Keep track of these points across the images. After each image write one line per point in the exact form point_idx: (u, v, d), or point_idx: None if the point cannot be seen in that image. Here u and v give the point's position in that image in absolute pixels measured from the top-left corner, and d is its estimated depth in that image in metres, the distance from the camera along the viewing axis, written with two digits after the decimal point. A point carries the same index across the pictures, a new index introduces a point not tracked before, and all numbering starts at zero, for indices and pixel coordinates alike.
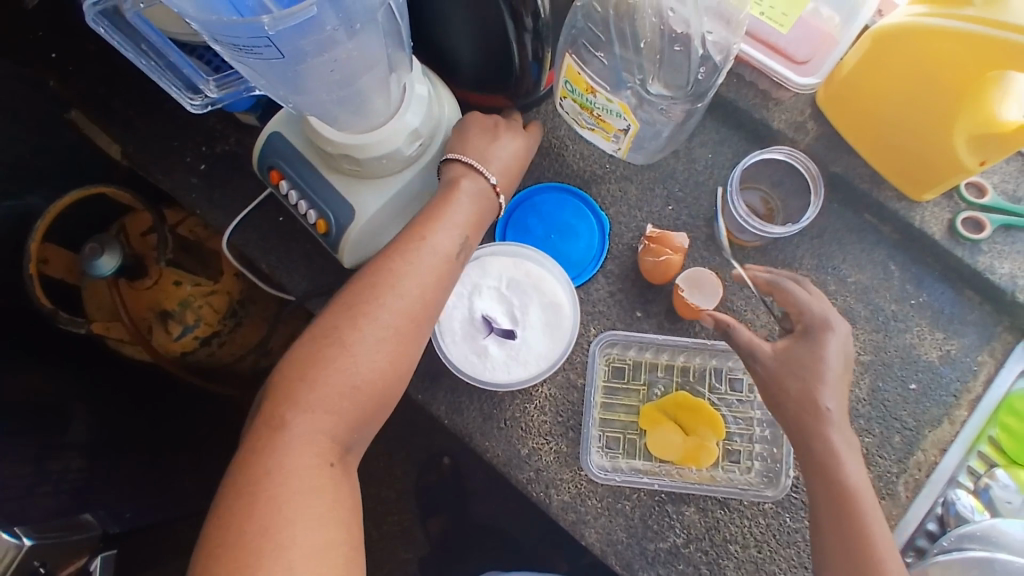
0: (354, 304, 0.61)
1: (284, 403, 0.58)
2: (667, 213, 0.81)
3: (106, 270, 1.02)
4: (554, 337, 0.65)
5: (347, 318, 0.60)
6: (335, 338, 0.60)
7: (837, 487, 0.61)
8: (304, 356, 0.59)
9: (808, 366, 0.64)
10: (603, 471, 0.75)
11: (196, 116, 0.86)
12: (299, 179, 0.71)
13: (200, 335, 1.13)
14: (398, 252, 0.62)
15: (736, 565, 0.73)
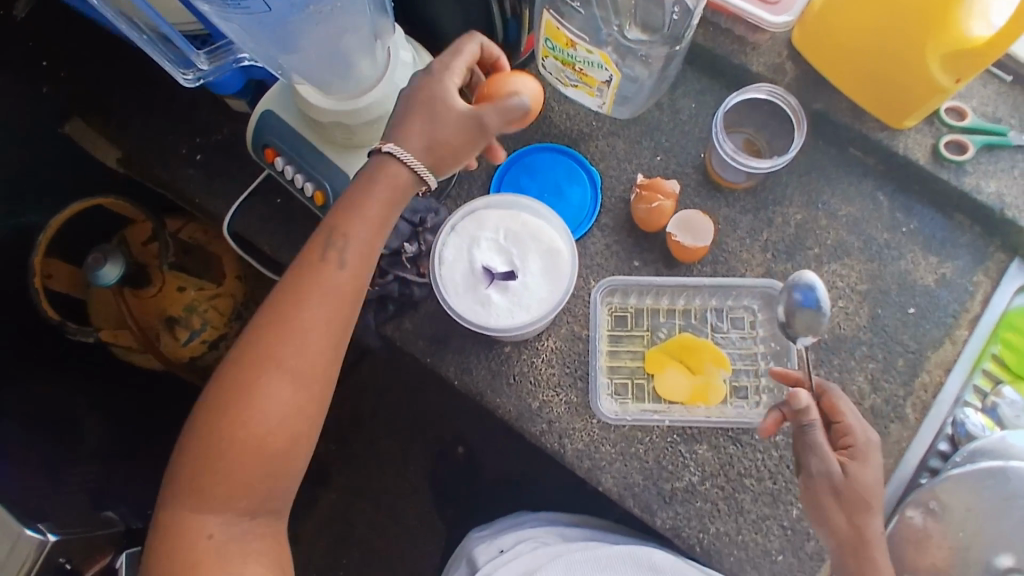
0: (261, 355, 0.58)
1: (189, 468, 0.57)
2: (656, 163, 0.82)
3: (110, 279, 1.04)
4: (554, 282, 0.66)
5: (248, 372, 0.58)
6: (244, 390, 0.58)
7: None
8: (205, 413, 0.58)
9: (869, 493, 0.65)
10: (614, 414, 0.76)
11: (188, 110, 0.88)
12: (294, 154, 0.73)
13: (208, 339, 1.13)
14: (305, 291, 0.59)
15: (753, 498, 0.74)
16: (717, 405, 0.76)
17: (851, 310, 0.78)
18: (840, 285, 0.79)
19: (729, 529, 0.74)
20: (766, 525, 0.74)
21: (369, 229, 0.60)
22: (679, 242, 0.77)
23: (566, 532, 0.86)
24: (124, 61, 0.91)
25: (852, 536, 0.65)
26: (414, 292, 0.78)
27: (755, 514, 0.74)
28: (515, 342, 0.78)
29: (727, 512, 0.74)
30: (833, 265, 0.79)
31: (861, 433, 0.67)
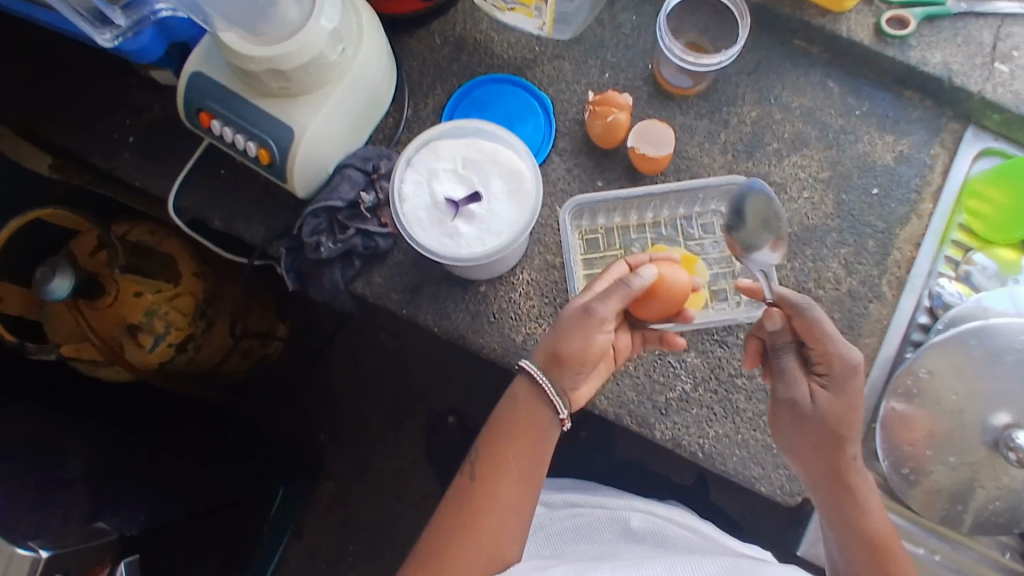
0: (471, 501, 0.63)
1: (480, 492, 0.63)
2: (606, 80, 0.81)
3: (61, 293, 0.98)
4: (521, 202, 0.64)
5: (479, 501, 0.63)
6: (463, 517, 0.62)
7: (859, 508, 0.65)
8: (467, 509, 0.63)
9: (843, 420, 0.65)
10: None
11: (113, 92, 0.84)
12: (230, 113, 0.69)
13: (175, 342, 1.08)
14: (503, 448, 0.65)
15: (746, 396, 0.75)
16: (699, 311, 0.75)
17: (817, 199, 0.78)
18: (804, 175, 0.78)
19: (728, 430, 0.74)
20: (763, 421, 0.74)
21: (531, 401, 0.66)
22: (639, 155, 0.76)
23: (551, 500, 0.87)
24: (36, 51, 0.86)
25: (830, 464, 0.65)
26: (379, 244, 0.75)
27: (751, 412, 0.74)
28: (489, 280, 0.77)
29: (724, 415, 0.74)
30: (794, 157, 0.79)
31: (840, 359, 0.64)
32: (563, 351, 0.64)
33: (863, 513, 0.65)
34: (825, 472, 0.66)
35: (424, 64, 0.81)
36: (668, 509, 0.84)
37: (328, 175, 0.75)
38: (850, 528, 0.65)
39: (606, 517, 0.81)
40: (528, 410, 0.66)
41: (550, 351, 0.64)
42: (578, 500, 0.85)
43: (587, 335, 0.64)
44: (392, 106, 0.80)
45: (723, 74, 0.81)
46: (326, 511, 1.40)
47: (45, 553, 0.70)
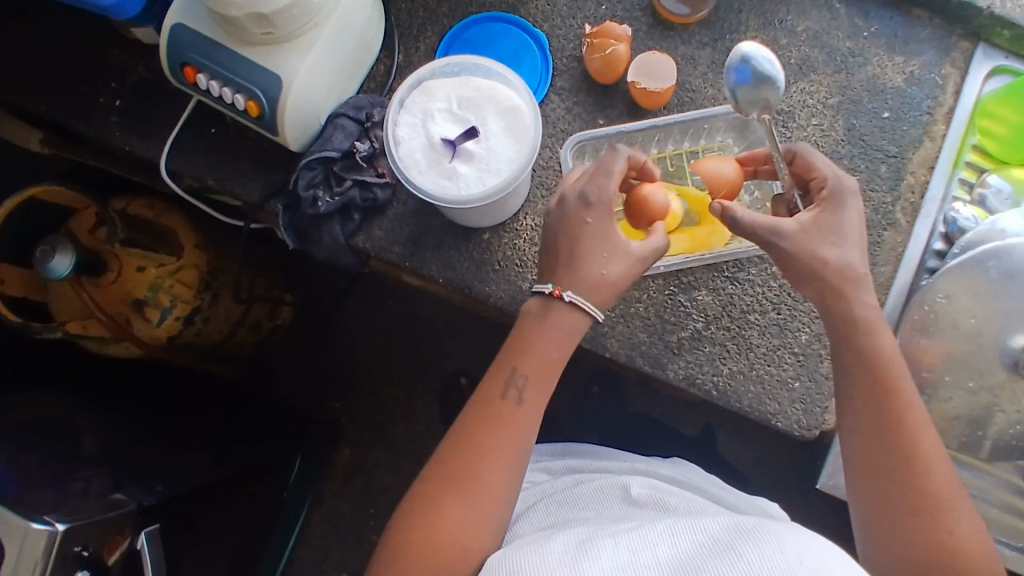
0: (505, 425, 0.62)
1: (519, 416, 0.63)
2: (602, 14, 0.78)
3: (63, 270, 0.94)
4: (519, 139, 0.62)
5: (512, 424, 0.62)
6: (494, 440, 0.62)
7: (877, 369, 0.59)
8: (499, 428, 0.62)
9: (833, 226, 0.62)
10: None
11: (96, 54, 0.81)
12: (214, 66, 0.67)
13: (181, 315, 1.07)
14: (540, 380, 0.64)
15: (760, 332, 0.73)
16: (723, 247, 0.73)
17: (826, 126, 0.75)
18: (811, 102, 0.76)
19: (742, 367, 0.73)
20: (779, 355, 0.73)
21: (568, 326, 0.63)
22: (641, 90, 0.73)
23: (550, 467, 0.83)
24: (10, 18, 0.83)
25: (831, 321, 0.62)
26: (377, 195, 0.74)
27: (765, 347, 0.73)
28: (492, 227, 0.75)
29: (738, 351, 0.73)
30: (801, 83, 0.76)
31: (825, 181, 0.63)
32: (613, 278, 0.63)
33: (881, 373, 0.59)
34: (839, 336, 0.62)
35: (413, 7, 0.79)
36: (669, 470, 0.81)
37: (321, 126, 0.72)
38: (854, 353, 0.60)
39: (604, 482, 0.74)
40: (566, 339, 0.64)
41: (604, 281, 0.63)
42: (577, 464, 0.82)
43: (638, 271, 0.64)
44: (382, 53, 0.77)
45: (724, 1, 0.77)
46: (344, 477, 1.41)
47: (62, 527, 0.68)
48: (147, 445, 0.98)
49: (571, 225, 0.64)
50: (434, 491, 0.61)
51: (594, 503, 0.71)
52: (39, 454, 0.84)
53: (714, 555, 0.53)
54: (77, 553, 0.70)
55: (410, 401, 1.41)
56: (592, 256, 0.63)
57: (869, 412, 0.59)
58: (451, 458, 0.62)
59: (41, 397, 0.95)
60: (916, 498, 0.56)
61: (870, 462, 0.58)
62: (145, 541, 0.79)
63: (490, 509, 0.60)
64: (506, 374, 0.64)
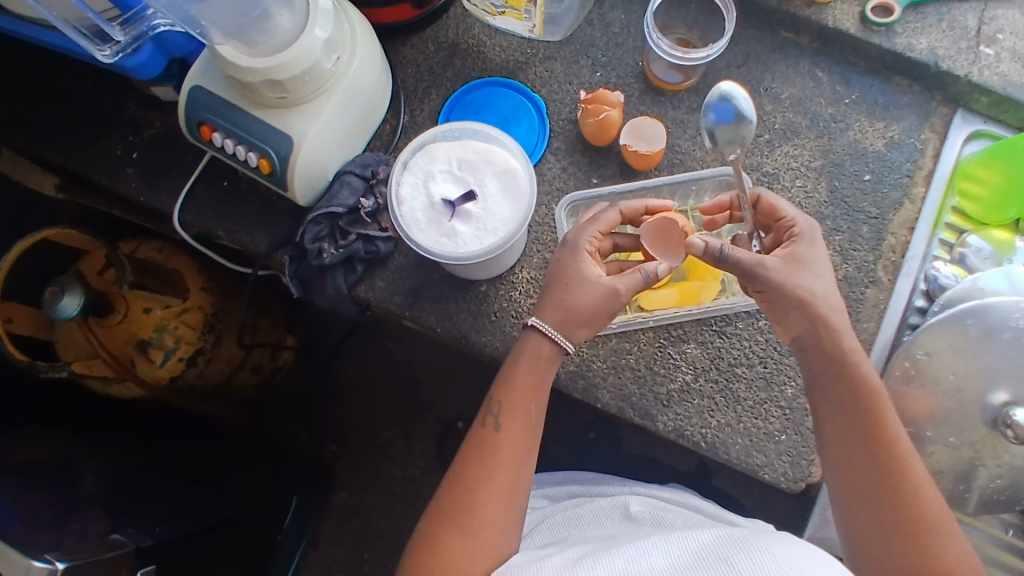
0: (497, 455, 0.64)
1: (507, 442, 0.65)
2: (597, 79, 0.82)
3: (70, 311, 0.98)
4: (515, 200, 0.65)
5: (501, 454, 0.65)
6: (487, 472, 0.64)
7: (869, 400, 0.62)
8: (491, 460, 0.64)
9: (809, 259, 0.64)
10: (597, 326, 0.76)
11: (117, 109, 0.86)
12: (230, 126, 0.71)
13: (185, 355, 1.10)
14: (524, 405, 0.66)
15: (747, 385, 0.75)
16: (711, 301, 0.76)
17: (810, 188, 0.79)
18: (795, 165, 0.80)
19: (729, 419, 0.75)
20: (765, 408, 0.75)
21: (534, 354, 0.67)
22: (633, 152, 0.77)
23: (551, 493, 0.85)
24: (37, 75, 0.88)
25: (820, 354, 0.63)
26: (379, 248, 0.77)
27: (752, 400, 0.75)
28: (489, 280, 0.78)
29: (725, 404, 0.75)
30: (785, 146, 0.80)
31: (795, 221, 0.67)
32: (580, 310, 0.66)
33: (870, 404, 0.62)
34: (833, 372, 0.63)
35: (418, 71, 0.83)
36: (669, 491, 0.83)
37: (328, 183, 0.76)
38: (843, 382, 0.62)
39: (605, 502, 0.77)
40: (533, 363, 0.67)
41: (565, 315, 0.66)
42: (578, 490, 0.84)
43: (607, 302, 0.66)
44: (389, 113, 0.81)
45: (713, 69, 0.82)
46: (341, 519, 1.41)
47: (62, 565, 0.69)
48: (146, 486, 0.99)
49: (559, 263, 0.69)
50: (433, 530, 0.63)
51: (592, 522, 0.74)
52: (43, 495, 0.86)
53: (708, 564, 0.55)
54: None
55: (407, 443, 1.43)
56: (581, 289, 0.66)
57: (862, 444, 0.61)
58: (449, 494, 0.64)
59: (45, 437, 0.97)
60: (913, 528, 0.59)
61: (865, 492, 0.61)
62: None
63: (491, 539, 0.62)
64: (484, 413, 0.67)
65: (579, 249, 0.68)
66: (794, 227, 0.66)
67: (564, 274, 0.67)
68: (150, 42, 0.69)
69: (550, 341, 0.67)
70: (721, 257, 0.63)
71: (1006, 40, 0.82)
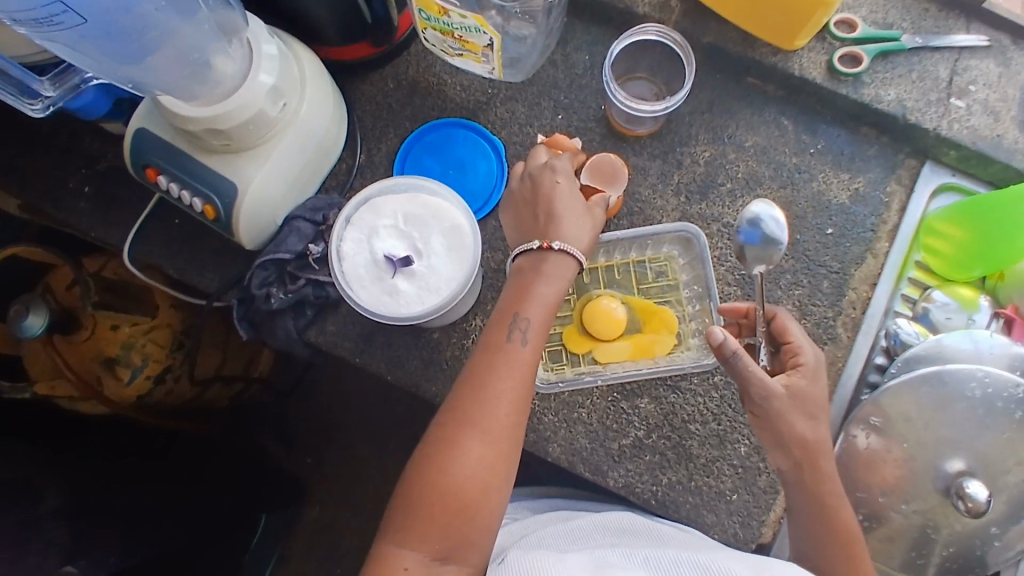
0: (520, 367, 0.60)
1: (530, 356, 0.61)
2: (558, 122, 0.81)
3: (35, 328, 1.03)
4: (461, 258, 0.64)
5: (524, 366, 0.61)
6: (512, 382, 0.60)
7: (839, 528, 0.62)
8: (513, 372, 0.60)
9: (811, 404, 0.63)
10: (547, 382, 0.75)
11: (71, 141, 0.84)
12: (175, 170, 0.70)
13: (152, 374, 1.08)
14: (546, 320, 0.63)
15: (700, 441, 0.74)
16: (666, 357, 0.74)
17: None
18: None
19: (681, 477, 0.74)
20: (717, 467, 0.74)
21: (563, 276, 0.63)
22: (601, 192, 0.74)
23: (534, 505, 0.81)
24: None
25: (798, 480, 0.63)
26: (330, 293, 0.75)
27: (705, 458, 0.74)
28: (443, 327, 0.77)
29: (678, 461, 0.74)
30: (748, 197, 0.79)
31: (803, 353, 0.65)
32: (593, 229, 0.66)
33: (835, 527, 0.62)
34: (814, 517, 0.62)
35: (377, 109, 0.82)
36: None
37: (277, 227, 0.75)
38: (818, 512, 0.62)
39: (607, 517, 0.73)
40: (561, 286, 0.63)
41: (582, 240, 0.66)
42: (562, 505, 0.81)
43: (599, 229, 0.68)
44: (345, 152, 0.80)
45: (677, 115, 0.81)
46: (310, 536, 1.40)
47: None
48: None
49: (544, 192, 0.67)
50: (451, 433, 0.58)
51: (587, 533, 0.70)
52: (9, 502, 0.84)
53: None
54: None
55: (380, 462, 1.42)
56: (583, 217, 0.66)
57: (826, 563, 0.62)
58: (464, 398, 0.59)
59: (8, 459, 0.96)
60: None
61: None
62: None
63: (510, 451, 0.59)
64: (512, 326, 0.62)
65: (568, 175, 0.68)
66: (800, 356, 0.65)
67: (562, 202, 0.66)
68: (95, 86, 0.68)
69: (571, 258, 0.64)
70: (733, 360, 0.62)
71: (978, 92, 0.80)
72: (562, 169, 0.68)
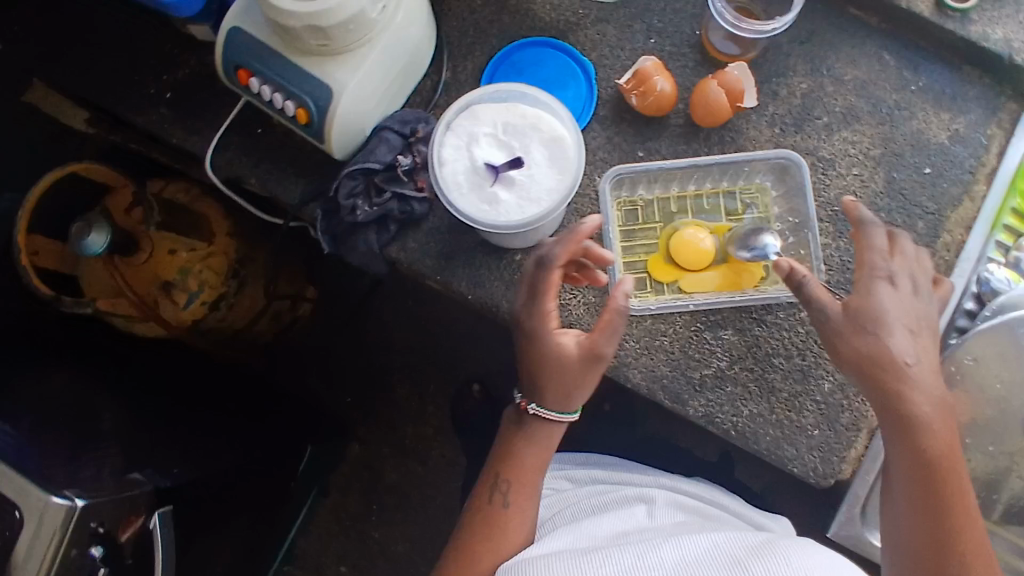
0: (497, 526, 0.68)
1: (512, 511, 0.68)
2: (651, 46, 0.79)
3: (97, 247, 0.99)
4: (563, 170, 0.63)
5: (500, 528, 0.68)
6: (490, 540, 0.67)
7: (921, 444, 0.61)
8: (486, 528, 0.68)
9: (869, 312, 0.63)
10: (637, 304, 0.74)
11: (151, 47, 0.83)
12: (268, 72, 0.69)
13: (207, 300, 1.10)
14: (525, 477, 0.69)
15: (783, 375, 0.74)
16: (754, 289, 0.74)
17: (866, 176, 0.76)
18: (853, 152, 0.76)
19: (762, 410, 0.73)
20: (799, 401, 0.73)
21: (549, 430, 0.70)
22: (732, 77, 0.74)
23: (573, 474, 0.85)
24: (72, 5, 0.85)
25: (874, 393, 0.63)
26: (415, 208, 0.75)
27: (787, 392, 0.74)
28: (525, 249, 0.76)
29: (760, 394, 0.73)
30: (844, 131, 0.77)
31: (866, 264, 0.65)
32: (573, 385, 0.67)
33: (920, 442, 0.62)
34: (889, 426, 0.63)
35: (464, 25, 0.79)
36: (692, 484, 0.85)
37: (366, 137, 0.74)
38: (898, 420, 0.62)
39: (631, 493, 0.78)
40: (544, 446, 0.70)
41: (562, 393, 0.67)
42: (602, 475, 0.84)
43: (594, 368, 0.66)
44: (431, 68, 0.78)
45: (774, 44, 0.78)
46: (350, 471, 1.43)
47: (81, 504, 0.65)
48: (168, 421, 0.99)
49: (531, 361, 0.67)
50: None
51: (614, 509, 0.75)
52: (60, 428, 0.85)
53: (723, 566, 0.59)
54: (94, 531, 0.67)
55: (422, 403, 1.43)
56: (564, 365, 0.66)
57: (913, 481, 0.62)
58: (458, 551, 0.68)
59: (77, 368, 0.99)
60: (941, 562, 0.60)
61: (917, 528, 0.61)
62: (160, 522, 0.76)
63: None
64: (495, 487, 0.70)
65: (546, 324, 0.66)
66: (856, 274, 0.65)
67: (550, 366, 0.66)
68: None
69: (547, 421, 0.70)
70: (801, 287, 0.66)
71: None
72: (542, 315, 0.66)
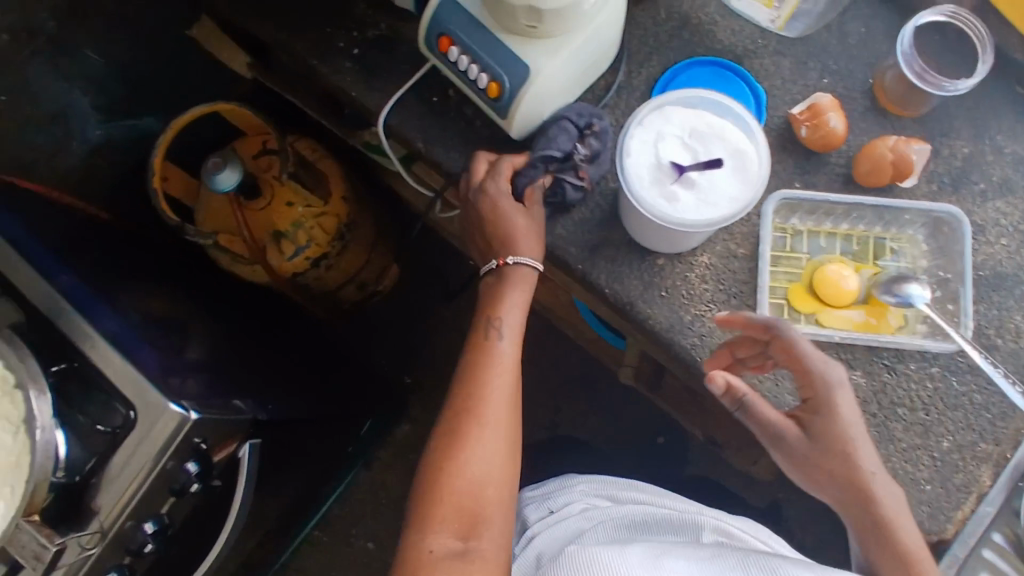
0: (490, 365, 0.74)
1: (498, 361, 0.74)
2: (823, 85, 0.81)
3: (228, 184, 1.03)
4: (744, 182, 0.65)
5: (495, 372, 0.73)
6: (480, 377, 0.73)
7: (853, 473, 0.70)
8: (487, 367, 0.74)
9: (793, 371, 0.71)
10: (780, 326, 0.76)
11: (345, 3, 0.87)
12: (470, 44, 0.73)
13: (311, 256, 1.17)
14: (513, 324, 0.75)
15: (905, 426, 0.74)
16: (889, 333, 0.76)
17: (1014, 248, 0.77)
18: (1005, 222, 0.77)
19: (878, 455, 0.74)
20: (916, 454, 0.74)
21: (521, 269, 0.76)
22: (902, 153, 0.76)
23: (614, 495, 0.88)
24: None
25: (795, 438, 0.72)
26: (569, 194, 0.77)
27: (906, 443, 0.74)
28: (669, 255, 0.78)
29: (879, 440, 0.74)
30: (999, 201, 0.78)
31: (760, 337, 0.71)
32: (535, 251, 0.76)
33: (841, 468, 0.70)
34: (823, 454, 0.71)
35: (645, 35, 0.82)
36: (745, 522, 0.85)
37: (541, 121, 0.78)
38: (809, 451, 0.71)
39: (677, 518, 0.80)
40: (519, 306, 0.76)
41: (525, 246, 0.75)
42: (640, 496, 0.86)
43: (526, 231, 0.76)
44: (608, 69, 0.82)
45: (943, 106, 0.79)
46: (396, 450, 1.46)
47: (193, 416, 0.72)
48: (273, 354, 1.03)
49: (483, 215, 0.76)
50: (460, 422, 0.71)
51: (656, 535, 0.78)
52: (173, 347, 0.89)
53: None
54: (196, 443, 0.76)
55: None
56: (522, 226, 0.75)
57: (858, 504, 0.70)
58: (462, 389, 0.73)
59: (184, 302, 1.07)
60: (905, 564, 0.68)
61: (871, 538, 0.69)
62: (249, 451, 0.85)
63: (506, 440, 0.72)
64: (492, 319, 0.75)
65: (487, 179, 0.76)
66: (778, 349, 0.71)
67: (498, 227, 0.75)
68: None
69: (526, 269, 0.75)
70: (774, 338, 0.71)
71: None
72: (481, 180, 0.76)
